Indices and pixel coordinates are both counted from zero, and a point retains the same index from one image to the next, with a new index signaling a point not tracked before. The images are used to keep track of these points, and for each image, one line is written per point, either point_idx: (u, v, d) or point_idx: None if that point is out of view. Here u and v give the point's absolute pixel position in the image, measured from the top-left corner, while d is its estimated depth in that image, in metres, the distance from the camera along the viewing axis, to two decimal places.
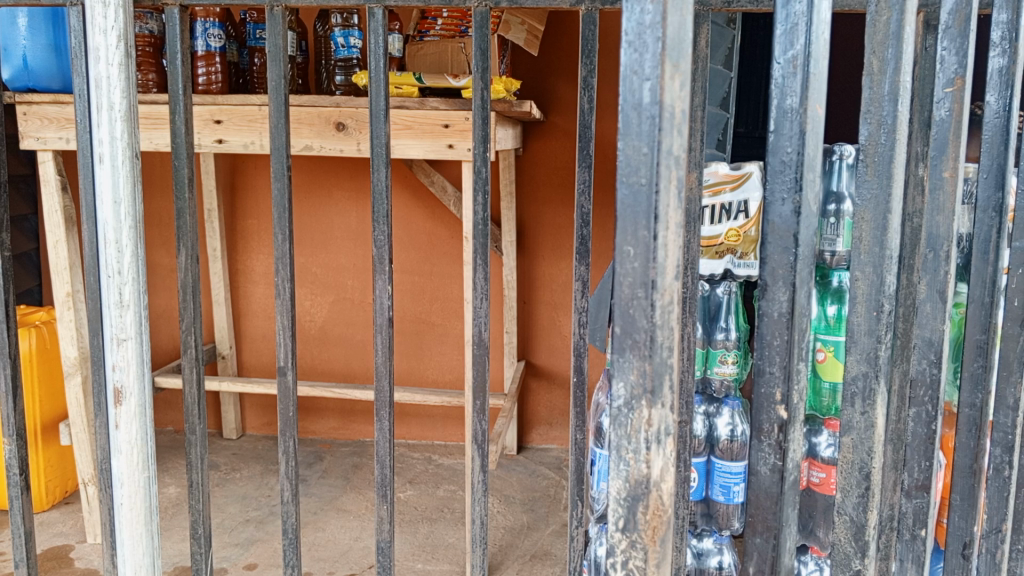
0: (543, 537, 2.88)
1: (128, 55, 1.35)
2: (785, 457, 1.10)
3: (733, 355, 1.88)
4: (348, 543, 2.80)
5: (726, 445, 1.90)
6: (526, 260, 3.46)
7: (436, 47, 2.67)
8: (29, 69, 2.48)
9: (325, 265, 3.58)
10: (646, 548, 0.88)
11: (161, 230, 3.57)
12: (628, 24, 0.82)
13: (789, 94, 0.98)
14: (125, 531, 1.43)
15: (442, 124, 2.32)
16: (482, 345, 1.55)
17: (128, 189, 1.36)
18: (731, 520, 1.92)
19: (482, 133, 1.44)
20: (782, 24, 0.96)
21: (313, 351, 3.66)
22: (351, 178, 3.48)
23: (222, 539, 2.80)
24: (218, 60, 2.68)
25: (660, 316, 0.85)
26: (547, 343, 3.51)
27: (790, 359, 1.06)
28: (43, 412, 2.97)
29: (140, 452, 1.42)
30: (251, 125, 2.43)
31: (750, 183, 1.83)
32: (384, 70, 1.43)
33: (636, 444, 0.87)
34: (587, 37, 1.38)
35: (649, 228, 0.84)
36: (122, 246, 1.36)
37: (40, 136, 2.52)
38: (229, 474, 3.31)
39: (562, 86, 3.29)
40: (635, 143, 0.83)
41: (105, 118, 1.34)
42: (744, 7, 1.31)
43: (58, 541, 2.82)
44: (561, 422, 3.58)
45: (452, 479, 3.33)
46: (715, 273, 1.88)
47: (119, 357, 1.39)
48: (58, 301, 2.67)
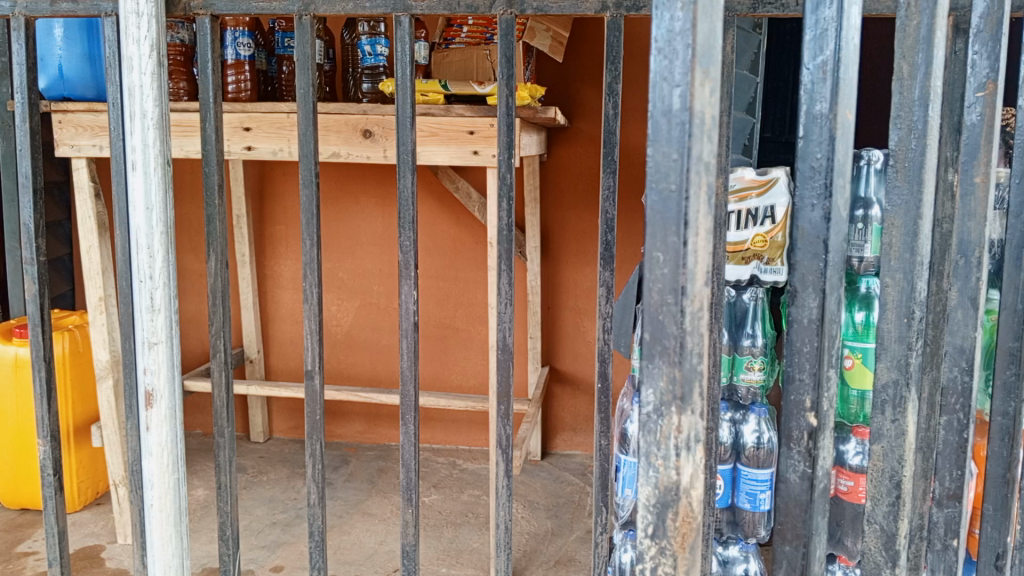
0: (568, 543, 2.87)
1: (160, 64, 1.37)
2: (815, 464, 1.09)
3: (760, 361, 1.88)
4: (373, 547, 2.81)
5: (752, 452, 1.88)
6: (550, 266, 3.47)
7: (462, 54, 2.69)
8: (65, 78, 2.53)
9: (351, 270, 3.61)
10: (675, 554, 0.89)
11: (191, 236, 3.62)
12: (657, 32, 0.82)
13: (819, 99, 0.98)
14: (155, 533, 1.45)
15: (467, 131, 2.33)
16: (506, 350, 1.56)
17: (160, 196, 1.38)
18: (757, 528, 1.90)
19: (507, 139, 1.45)
20: (811, 30, 0.97)
21: (339, 356, 3.69)
22: (377, 184, 3.51)
23: (250, 541, 2.83)
24: (247, 68, 2.72)
25: (690, 322, 0.85)
26: (572, 349, 3.51)
27: (820, 366, 1.06)
28: (76, 415, 3.02)
29: (170, 454, 1.44)
30: (280, 133, 2.47)
31: (776, 189, 1.83)
32: (411, 78, 1.45)
33: (665, 450, 0.87)
34: (612, 44, 1.39)
35: (678, 235, 0.84)
36: (153, 251, 1.39)
37: (74, 143, 2.56)
38: (256, 477, 3.34)
39: (586, 92, 3.29)
40: (664, 150, 0.83)
41: (137, 126, 1.36)
42: (769, 13, 1.30)
43: (89, 542, 2.86)
44: (585, 428, 3.57)
45: (476, 484, 3.34)
46: (742, 278, 1.87)
47: (150, 361, 1.41)
48: (91, 305, 2.71)
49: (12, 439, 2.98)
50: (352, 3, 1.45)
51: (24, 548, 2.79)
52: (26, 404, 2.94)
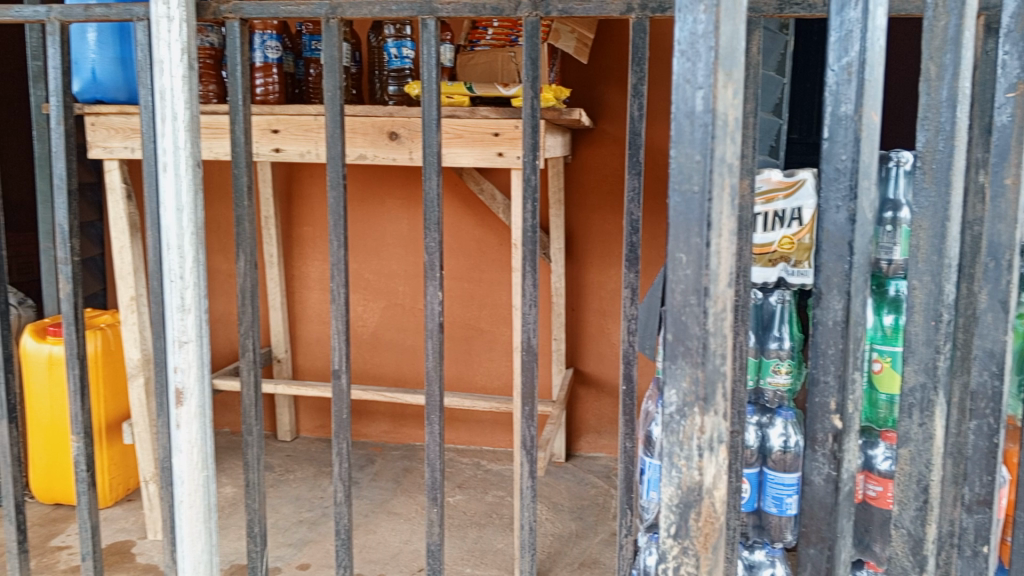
0: (592, 545, 2.87)
1: (190, 68, 1.39)
2: (840, 467, 1.09)
3: (787, 365, 1.87)
4: (398, 546, 2.84)
5: (779, 456, 1.87)
6: (575, 268, 3.47)
7: (487, 56, 2.70)
8: (98, 82, 2.58)
9: (377, 271, 3.64)
10: (698, 554, 0.89)
11: (220, 237, 3.67)
12: (680, 34, 0.82)
13: (844, 101, 0.98)
14: (185, 529, 1.48)
15: (491, 133, 2.34)
16: (530, 351, 1.56)
17: (190, 197, 1.41)
18: (784, 533, 1.89)
19: (532, 141, 1.46)
20: (836, 31, 0.97)
21: (365, 357, 3.72)
22: (403, 186, 3.54)
23: (277, 539, 2.86)
24: (275, 71, 2.76)
25: (713, 323, 0.85)
26: (596, 350, 3.51)
27: (845, 368, 1.06)
28: (108, 412, 3.08)
29: (199, 451, 1.47)
30: (307, 135, 2.49)
31: (804, 190, 1.81)
32: (436, 80, 1.46)
33: (687, 451, 0.87)
34: (637, 45, 1.39)
35: (701, 235, 0.84)
36: (183, 252, 1.41)
37: (107, 145, 2.63)
38: (283, 476, 3.38)
39: (612, 93, 3.29)
40: (687, 151, 0.84)
41: (168, 129, 1.39)
42: (796, 13, 1.29)
43: (120, 537, 2.91)
44: (610, 430, 3.56)
45: (500, 485, 3.35)
46: (768, 281, 1.87)
47: (180, 360, 1.44)
48: (123, 304, 2.76)
49: (46, 435, 3.04)
50: (379, 6, 1.47)
51: (58, 542, 2.85)
52: (61, 401, 3.00)
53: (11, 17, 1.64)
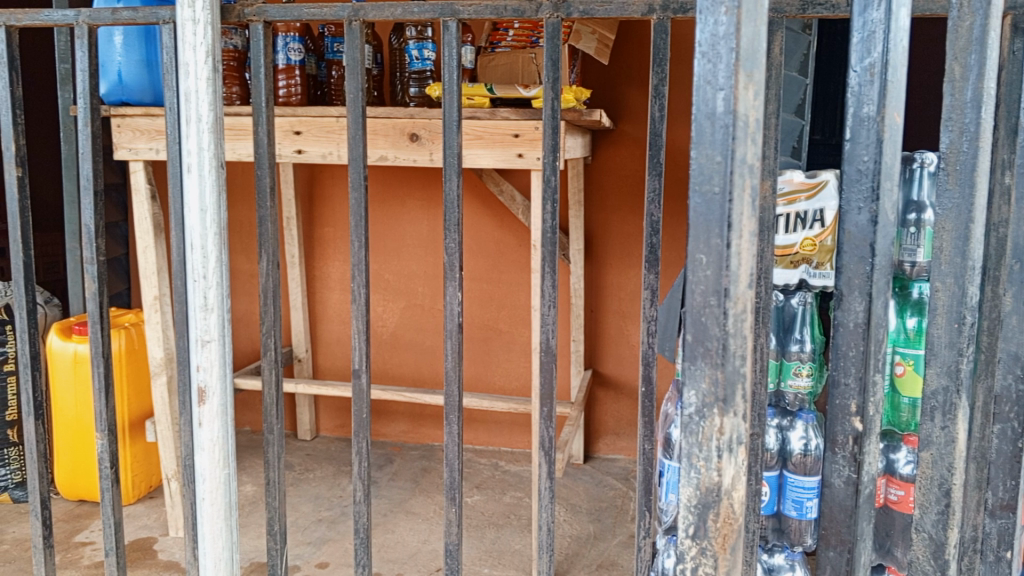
0: (610, 548, 2.86)
1: (214, 70, 1.41)
2: (861, 470, 1.09)
3: (808, 368, 1.85)
4: (416, 545, 2.85)
5: (799, 459, 1.86)
6: (594, 269, 3.46)
7: (507, 58, 2.70)
8: (124, 84, 2.61)
9: (396, 272, 3.65)
10: (717, 555, 0.89)
11: (243, 237, 3.71)
12: (701, 36, 0.82)
13: (866, 102, 0.97)
14: (206, 526, 1.50)
15: (512, 134, 2.35)
16: (549, 352, 1.56)
17: (213, 198, 1.43)
18: (804, 536, 1.87)
19: (552, 141, 1.46)
20: (858, 32, 0.96)
21: (384, 357, 3.74)
22: (423, 188, 3.55)
23: (296, 537, 2.88)
24: (297, 73, 2.78)
25: (733, 324, 0.85)
26: (615, 352, 3.50)
27: (866, 370, 1.05)
28: (131, 410, 3.12)
29: (221, 449, 1.48)
30: (329, 137, 2.51)
31: (826, 191, 1.80)
32: (457, 82, 1.46)
33: (707, 452, 0.87)
34: (658, 46, 1.39)
35: (722, 237, 0.84)
36: (207, 252, 1.43)
37: (132, 146, 2.66)
38: (303, 475, 3.40)
39: (633, 94, 3.28)
40: (708, 152, 0.84)
41: (193, 130, 1.41)
42: (820, 13, 1.28)
43: (143, 534, 2.95)
44: (628, 432, 3.55)
45: (518, 486, 3.35)
46: (790, 283, 1.86)
47: (203, 358, 1.46)
48: (147, 303, 2.79)
49: (71, 432, 3.09)
50: (400, 9, 1.47)
51: (82, 538, 2.89)
52: (86, 399, 3.05)
53: (40, 20, 1.67)
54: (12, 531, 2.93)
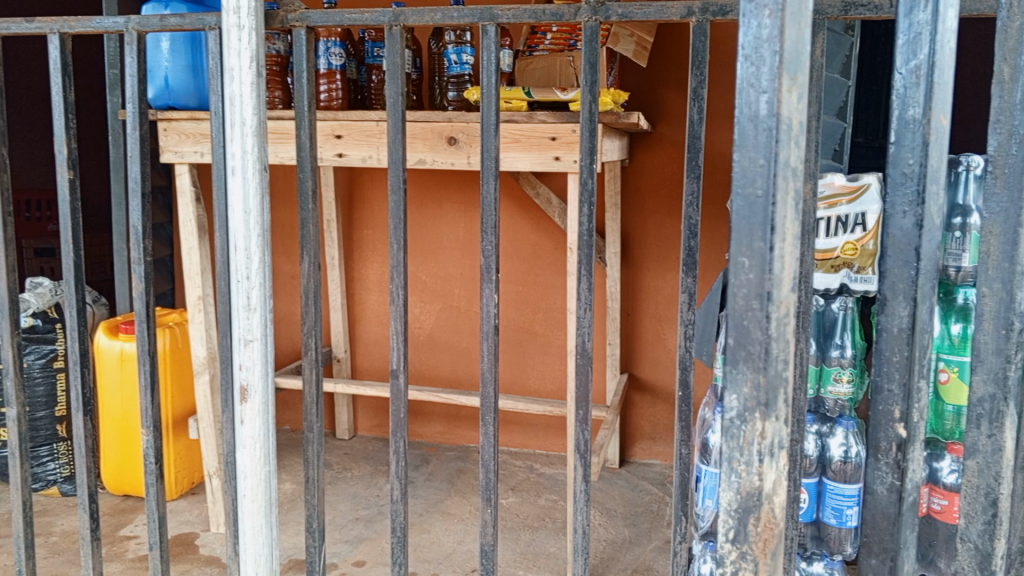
0: (646, 552, 2.85)
1: (258, 75, 1.44)
2: (904, 477, 1.06)
3: (848, 374, 1.83)
4: (451, 546, 2.86)
5: (839, 466, 1.83)
6: (631, 272, 3.45)
7: (545, 61, 2.72)
8: (170, 88, 2.68)
9: (433, 274, 3.68)
10: (757, 559, 0.88)
11: (284, 239, 3.77)
12: (744, 39, 0.82)
13: (912, 105, 0.97)
14: (247, 522, 1.53)
15: (549, 137, 2.35)
16: (585, 355, 1.57)
17: (257, 200, 1.45)
18: (844, 545, 1.84)
19: (589, 145, 1.46)
20: (904, 34, 0.96)
21: (421, 357, 3.77)
22: (461, 190, 3.58)
23: (334, 535, 2.92)
24: (338, 77, 2.82)
25: (776, 328, 0.85)
26: (651, 356, 3.49)
27: (910, 377, 1.03)
28: (175, 407, 3.18)
29: (262, 446, 1.51)
30: (370, 140, 2.54)
31: (868, 195, 1.78)
32: (496, 86, 1.48)
33: (747, 457, 0.87)
34: (697, 49, 1.39)
35: (764, 239, 0.84)
36: (250, 253, 1.46)
37: (178, 150, 2.70)
38: (341, 473, 3.44)
39: (671, 96, 3.27)
40: (751, 155, 0.83)
41: (237, 134, 1.43)
42: (862, 15, 1.27)
43: (185, 529, 3.01)
44: (665, 437, 3.54)
45: (553, 489, 3.35)
46: (830, 287, 1.84)
47: (245, 357, 1.49)
48: (190, 303, 2.84)
49: (117, 429, 3.16)
50: (440, 13, 1.49)
51: (127, 532, 2.96)
52: (131, 396, 3.12)
53: (92, 27, 1.72)
54: (60, 524, 3.02)
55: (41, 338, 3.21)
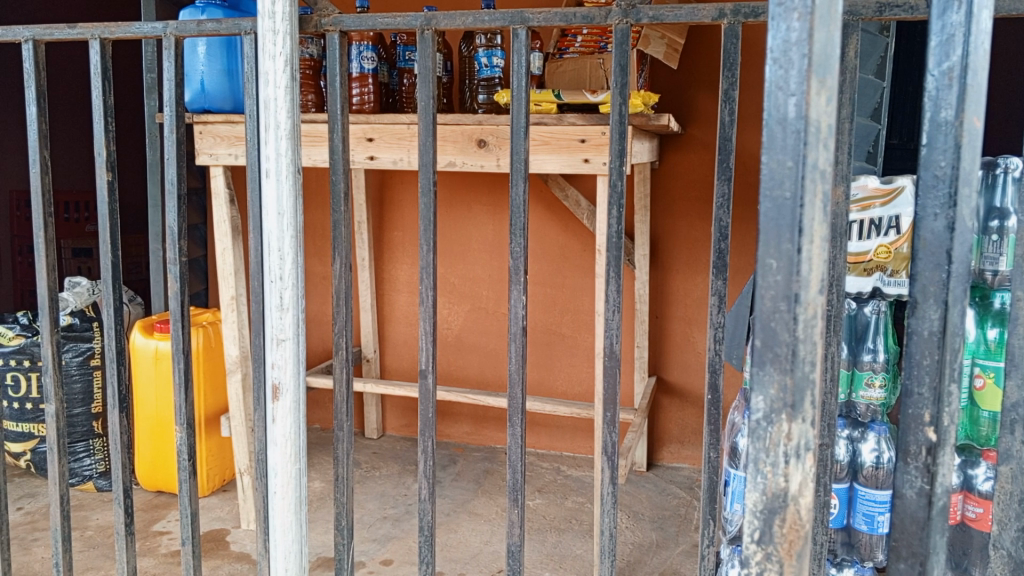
0: (673, 556, 2.84)
1: (292, 79, 1.46)
2: (934, 481, 1.05)
3: (881, 378, 1.81)
4: (478, 546, 2.88)
5: (871, 472, 1.81)
6: (660, 275, 3.44)
7: (575, 63, 2.74)
8: (206, 92, 2.73)
9: (461, 275, 3.71)
10: (782, 561, 0.88)
11: (317, 240, 3.82)
12: (773, 41, 0.82)
13: (945, 106, 0.96)
14: (277, 519, 1.56)
15: (578, 139, 2.36)
16: (613, 357, 1.57)
17: (290, 202, 1.48)
18: (875, 551, 1.82)
19: (619, 147, 1.47)
20: (936, 35, 0.95)
21: (449, 358, 3.79)
22: (490, 192, 3.59)
23: (362, 534, 2.95)
24: (370, 81, 2.86)
25: (803, 330, 0.85)
26: (680, 359, 3.47)
27: (940, 380, 1.03)
28: (208, 405, 3.24)
29: (293, 444, 1.54)
30: (400, 143, 2.57)
31: (902, 198, 1.75)
32: (526, 88, 1.49)
33: (774, 458, 0.87)
34: (728, 51, 1.39)
35: (792, 242, 0.84)
36: (283, 254, 1.49)
37: (213, 152, 2.74)
38: (369, 472, 3.48)
39: (702, 98, 3.26)
40: (779, 157, 0.83)
41: (271, 136, 1.46)
42: (897, 16, 1.26)
43: (216, 525, 3.06)
44: (693, 441, 3.52)
45: (580, 491, 3.35)
46: (863, 291, 1.82)
47: (277, 356, 1.51)
48: (224, 302, 2.89)
49: (151, 426, 3.22)
50: (472, 17, 1.50)
51: (160, 527, 3.01)
52: (165, 394, 3.18)
53: (131, 32, 1.76)
54: (95, 518, 3.08)
55: (78, 336, 3.28)
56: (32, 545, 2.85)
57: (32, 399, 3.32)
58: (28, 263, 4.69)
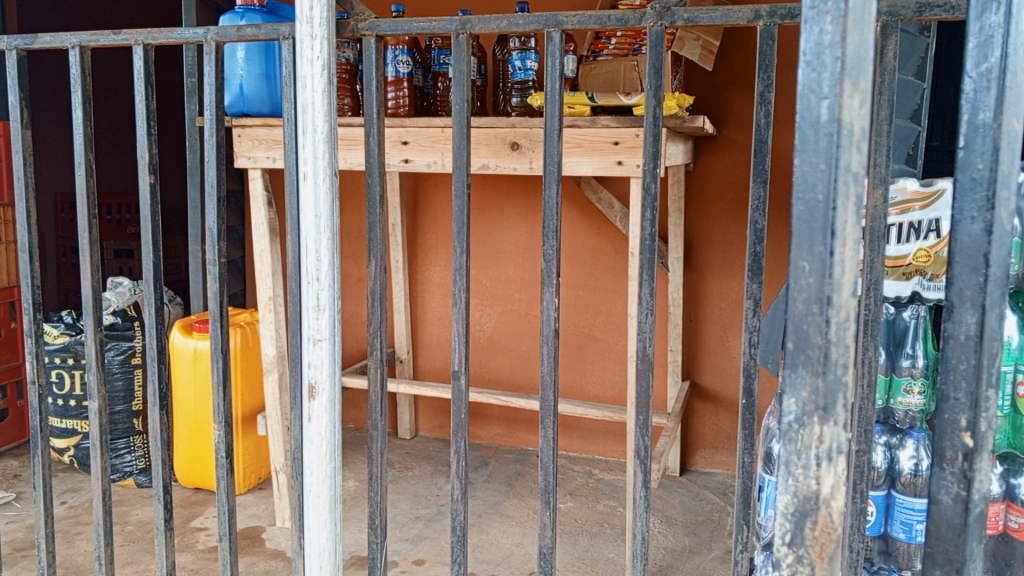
0: (706, 562, 2.82)
1: (329, 83, 1.49)
2: (970, 487, 1.04)
3: (920, 385, 1.78)
4: (510, 548, 2.88)
5: (909, 479, 1.78)
6: (694, 278, 3.42)
7: (609, 66, 2.74)
8: (245, 96, 2.78)
9: (494, 277, 3.72)
10: (814, 564, 0.88)
11: (352, 242, 3.87)
12: (806, 45, 0.82)
13: (982, 109, 0.96)
14: (312, 517, 1.58)
15: (612, 142, 2.36)
16: (645, 360, 1.56)
17: (328, 205, 1.51)
18: (913, 560, 1.79)
19: (653, 149, 1.47)
20: (974, 37, 0.95)
21: (482, 360, 3.81)
22: (523, 195, 3.60)
23: (395, 533, 2.97)
24: (406, 85, 2.89)
25: (835, 332, 0.84)
26: (714, 363, 3.45)
27: (978, 385, 1.01)
28: (245, 404, 3.30)
29: (328, 444, 1.56)
30: (435, 146, 2.60)
31: (942, 201, 1.73)
32: (559, 91, 1.50)
33: (805, 460, 0.87)
34: (764, 53, 1.38)
35: (825, 244, 0.83)
36: (320, 255, 1.51)
37: (251, 155, 2.80)
38: (402, 472, 3.51)
39: (737, 101, 3.24)
40: (812, 160, 0.83)
41: (309, 140, 1.49)
42: (938, 16, 1.24)
43: (252, 522, 3.11)
44: (727, 446, 3.49)
45: (612, 495, 3.34)
46: (902, 295, 1.81)
47: (314, 356, 1.54)
48: (261, 303, 2.94)
49: (190, 424, 3.29)
50: (506, 20, 1.51)
51: (198, 523, 3.07)
52: (203, 392, 3.25)
53: (173, 38, 1.80)
54: (136, 513, 3.15)
55: (120, 335, 3.37)
56: (75, 539, 2.93)
57: (75, 396, 3.41)
58: (71, 264, 4.81)
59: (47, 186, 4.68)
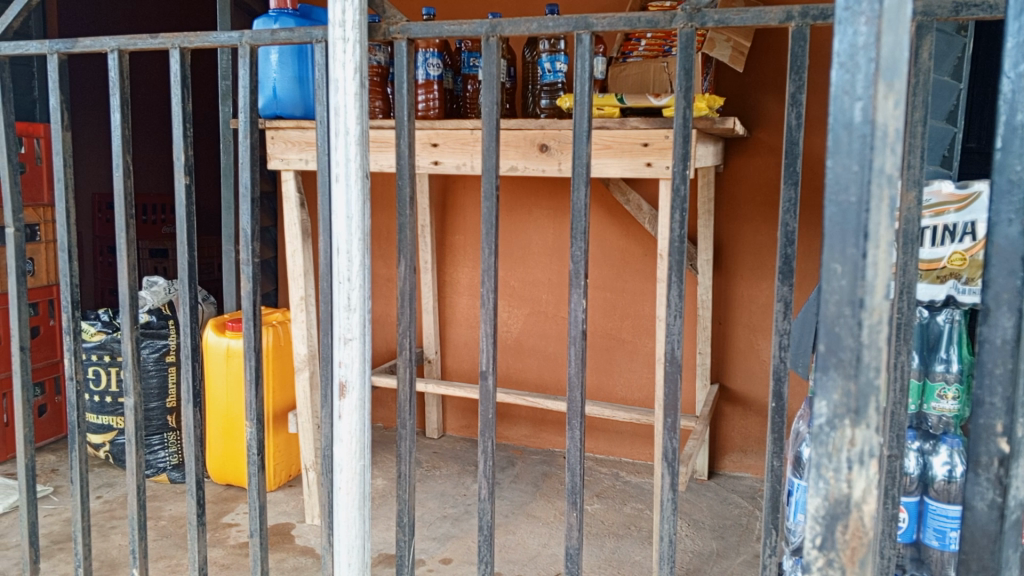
0: (734, 566, 2.80)
1: (361, 85, 1.50)
2: (1006, 494, 1.02)
3: (954, 390, 1.76)
4: (537, 549, 2.89)
5: (942, 486, 1.76)
6: (723, 280, 3.40)
7: (639, 67, 2.75)
8: (278, 98, 2.82)
9: (522, 279, 3.73)
10: (844, 567, 0.87)
11: (382, 243, 3.91)
12: (840, 46, 0.82)
13: (1021, 109, 0.94)
14: (341, 514, 1.60)
15: (641, 143, 2.35)
16: (674, 362, 1.56)
17: (359, 206, 1.52)
18: (947, 569, 1.76)
19: (683, 150, 1.46)
20: (1014, 36, 0.93)
21: (509, 361, 3.82)
22: (551, 197, 3.61)
23: (422, 531, 2.99)
24: (436, 87, 2.91)
25: (868, 335, 0.84)
26: (744, 366, 3.42)
27: (1015, 390, 1.00)
28: (276, 402, 3.34)
29: (357, 443, 1.58)
30: (464, 148, 2.61)
31: (978, 204, 1.70)
32: (589, 92, 1.50)
33: (836, 463, 0.86)
34: (796, 54, 1.37)
35: (857, 246, 0.83)
36: (351, 255, 1.53)
37: (284, 157, 2.84)
38: (430, 471, 3.53)
39: (768, 102, 3.21)
40: (845, 162, 0.82)
41: (341, 142, 1.50)
42: (975, 16, 1.23)
43: (282, 519, 3.15)
44: (756, 450, 3.46)
45: (639, 497, 3.33)
46: (936, 299, 1.78)
47: (345, 355, 1.56)
48: (294, 302, 2.97)
49: (222, 421, 3.34)
50: (535, 23, 1.50)
51: (228, 519, 3.12)
52: (235, 390, 3.30)
53: (209, 42, 1.84)
54: (169, 508, 3.20)
55: (155, 333, 3.44)
56: (110, 533, 2.98)
57: (111, 393, 3.48)
58: (108, 263, 4.91)
59: (85, 187, 4.79)
